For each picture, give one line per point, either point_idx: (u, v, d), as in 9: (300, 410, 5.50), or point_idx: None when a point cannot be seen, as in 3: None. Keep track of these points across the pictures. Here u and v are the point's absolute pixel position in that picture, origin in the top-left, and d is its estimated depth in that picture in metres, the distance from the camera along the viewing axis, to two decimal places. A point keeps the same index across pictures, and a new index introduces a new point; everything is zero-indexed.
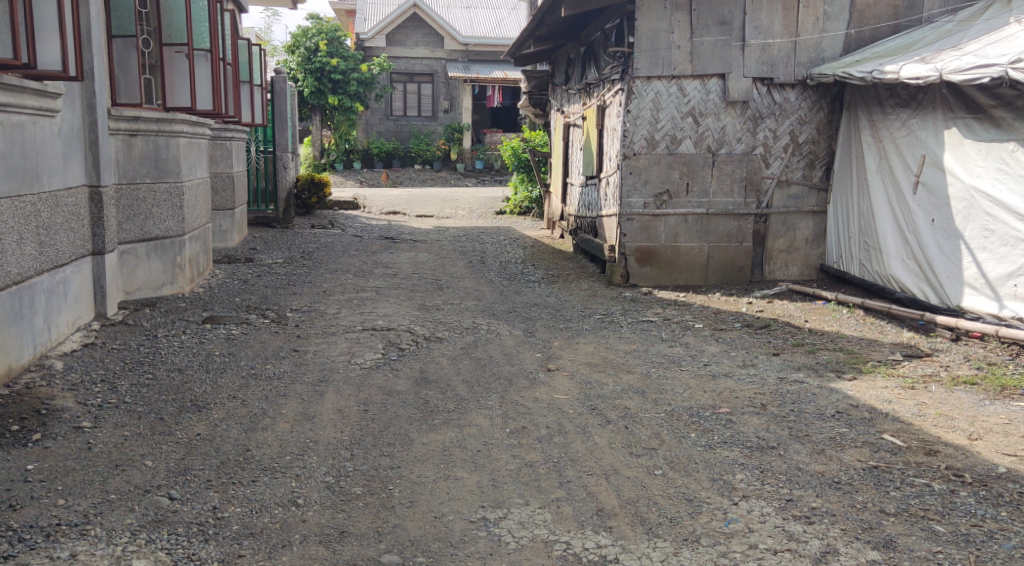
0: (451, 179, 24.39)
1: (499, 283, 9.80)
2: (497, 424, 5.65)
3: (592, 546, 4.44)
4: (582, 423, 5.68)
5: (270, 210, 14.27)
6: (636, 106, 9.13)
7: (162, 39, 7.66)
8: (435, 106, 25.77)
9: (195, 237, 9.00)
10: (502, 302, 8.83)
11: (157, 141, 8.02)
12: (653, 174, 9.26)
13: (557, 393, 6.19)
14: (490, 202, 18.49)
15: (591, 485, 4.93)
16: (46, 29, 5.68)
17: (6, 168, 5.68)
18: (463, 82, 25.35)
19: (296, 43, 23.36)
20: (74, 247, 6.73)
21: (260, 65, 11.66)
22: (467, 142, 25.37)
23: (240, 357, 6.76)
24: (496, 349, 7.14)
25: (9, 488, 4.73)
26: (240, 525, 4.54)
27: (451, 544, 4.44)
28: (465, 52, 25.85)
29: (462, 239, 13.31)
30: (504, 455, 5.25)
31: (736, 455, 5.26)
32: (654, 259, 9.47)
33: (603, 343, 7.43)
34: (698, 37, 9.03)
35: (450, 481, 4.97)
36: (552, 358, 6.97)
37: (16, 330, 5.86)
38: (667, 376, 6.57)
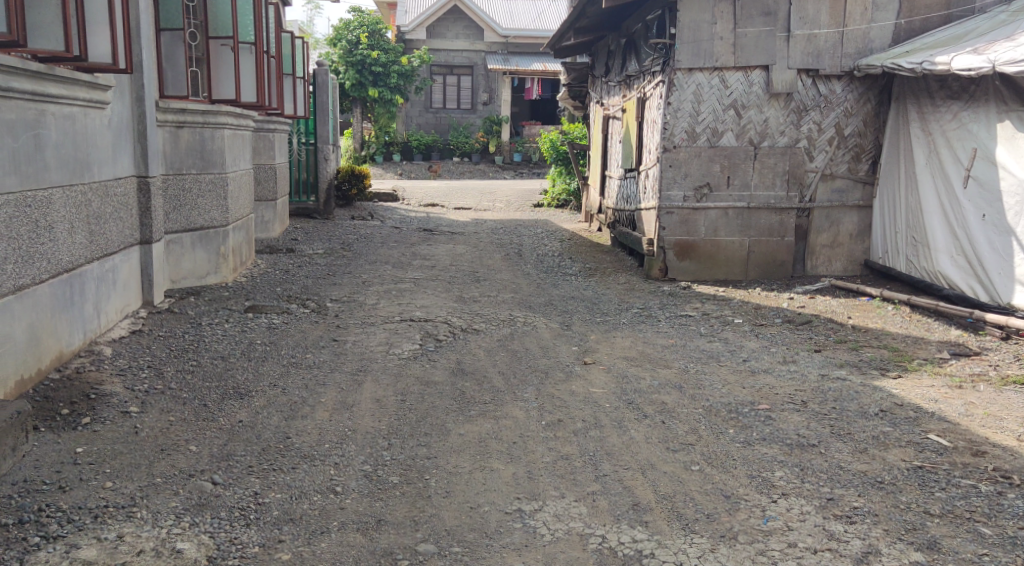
0: (488, 171, 24.51)
1: (536, 275, 9.87)
2: (534, 417, 5.70)
3: (628, 540, 4.48)
4: (619, 417, 5.72)
5: (311, 202, 14.37)
6: (676, 98, 9.14)
7: (208, 32, 7.78)
8: (473, 97, 25.86)
9: (239, 227, 9.15)
10: (538, 295, 8.87)
11: (202, 132, 8.15)
12: (693, 167, 9.26)
13: (594, 386, 6.23)
14: (527, 194, 18.54)
15: (627, 480, 4.97)
16: (96, 22, 5.80)
17: (59, 158, 5.79)
18: (502, 74, 25.26)
19: (338, 36, 23.51)
20: (122, 236, 6.87)
21: (302, 58, 11.79)
22: (506, 134, 25.36)
23: (281, 346, 6.88)
24: (533, 342, 7.19)
25: (59, 469, 4.85)
26: (281, 510, 4.63)
27: (486, 535, 4.50)
28: (504, 45, 25.90)
29: (500, 231, 13.37)
30: (541, 448, 5.30)
31: (776, 452, 5.27)
32: (694, 252, 9.46)
33: (641, 336, 7.46)
34: (742, 28, 8.98)
35: (487, 472, 5.03)
36: (589, 351, 7.02)
37: (66, 316, 5.99)
38: (705, 371, 6.58)
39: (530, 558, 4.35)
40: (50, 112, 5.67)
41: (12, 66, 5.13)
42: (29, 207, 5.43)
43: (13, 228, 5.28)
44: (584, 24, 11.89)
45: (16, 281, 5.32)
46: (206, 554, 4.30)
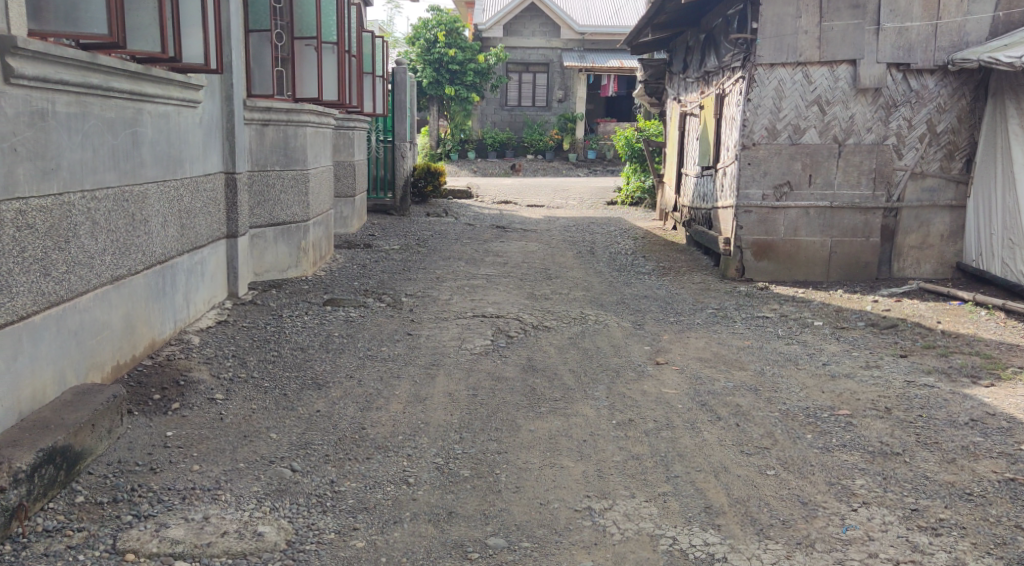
0: (561, 169, 24.58)
1: (608, 274, 9.92)
2: (604, 416, 5.78)
3: (700, 543, 4.53)
4: (692, 419, 5.76)
5: (389, 198, 14.62)
6: (757, 94, 9.13)
7: (294, 33, 8.03)
8: (549, 95, 25.99)
9: (319, 222, 9.40)
10: (610, 293, 8.93)
11: (286, 130, 8.40)
12: (773, 165, 9.24)
13: (666, 387, 6.29)
14: (599, 192, 18.60)
15: (699, 482, 5.02)
16: (190, 25, 6.03)
17: (154, 155, 6.04)
18: (577, 72, 25.33)
19: (417, 34, 23.99)
20: (210, 230, 7.14)
21: (382, 57, 12.01)
22: (580, 131, 25.37)
23: (358, 339, 7.07)
24: (604, 340, 7.26)
25: (150, 452, 5.08)
26: (355, 499, 4.79)
27: (556, 532, 4.59)
28: (580, 41, 25.99)
29: (572, 229, 13.43)
30: (611, 446, 5.38)
31: (857, 459, 5.27)
32: (772, 252, 9.44)
33: (715, 337, 7.47)
34: (828, 22, 8.89)
35: (556, 469, 5.12)
36: (661, 351, 7.07)
37: (159, 306, 6.26)
38: (782, 374, 6.58)
39: (599, 557, 4.43)
40: (146, 111, 5.91)
41: (115, 68, 5.33)
42: (126, 201, 5.68)
43: (112, 221, 5.52)
44: (663, 19, 11.89)
45: (114, 270, 5.56)
46: (285, 538, 4.45)
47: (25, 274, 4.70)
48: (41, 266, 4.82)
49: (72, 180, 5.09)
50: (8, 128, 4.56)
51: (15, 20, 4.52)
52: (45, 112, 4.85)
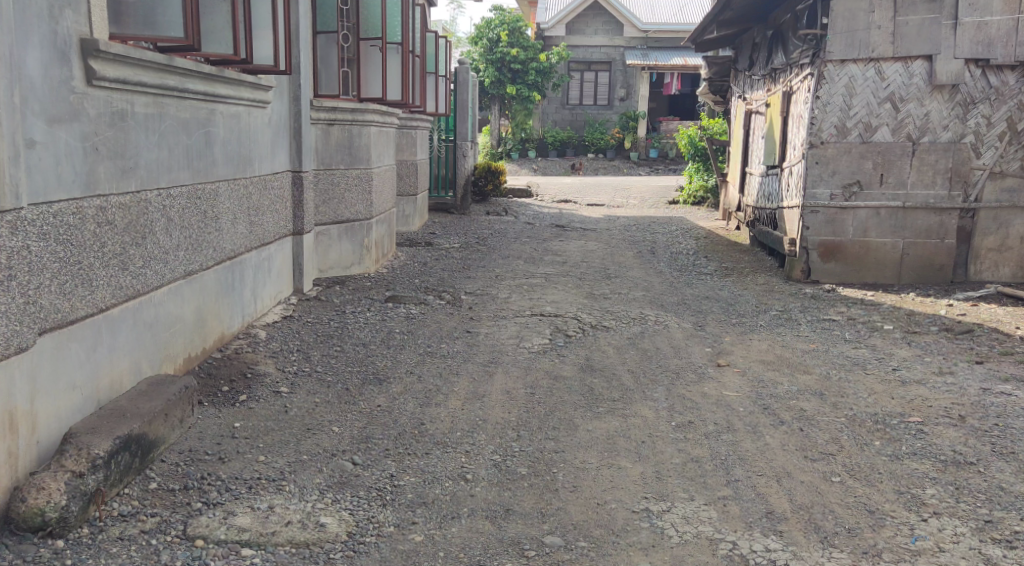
0: (622, 168, 24.56)
1: (669, 274, 9.92)
2: (664, 417, 5.82)
3: (761, 549, 4.49)
4: (754, 422, 5.76)
5: (450, 197, 14.79)
6: (827, 91, 9.10)
7: (359, 34, 8.15)
8: (611, 93, 26.01)
9: (382, 221, 9.56)
10: (671, 294, 8.93)
11: (351, 130, 8.55)
12: (842, 164, 9.18)
13: (727, 389, 6.29)
14: (660, 191, 18.58)
15: (761, 486, 5.01)
16: (262, 27, 6.19)
17: (225, 154, 6.22)
18: (640, 70, 25.38)
19: (480, 34, 24.19)
20: (278, 227, 7.33)
21: (446, 57, 12.13)
22: (642, 130, 25.24)
23: (418, 336, 7.19)
24: (664, 341, 7.27)
25: (219, 442, 5.24)
26: (414, 494, 4.87)
27: (613, 532, 4.60)
28: (644, 39, 25.98)
29: (632, 228, 13.43)
30: (670, 449, 5.41)
31: (928, 468, 5.21)
32: (839, 253, 9.38)
33: (777, 340, 7.44)
34: (902, 16, 8.80)
35: (614, 469, 5.17)
36: (723, 353, 7.06)
37: (228, 301, 6.44)
38: (849, 379, 6.54)
39: (657, 559, 4.42)
40: (218, 111, 6.08)
41: (190, 69, 5.50)
42: (199, 199, 5.85)
43: (185, 218, 5.70)
44: (730, 15, 11.84)
45: (187, 266, 5.74)
46: (346, 530, 4.54)
47: (105, 267, 4.87)
48: (119, 262, 5.00)
49: (148, 178, 5.27)
50: (90, 127, 4.73)
51: (96, 22, 4.69)
52: (124, 113, 5.01)
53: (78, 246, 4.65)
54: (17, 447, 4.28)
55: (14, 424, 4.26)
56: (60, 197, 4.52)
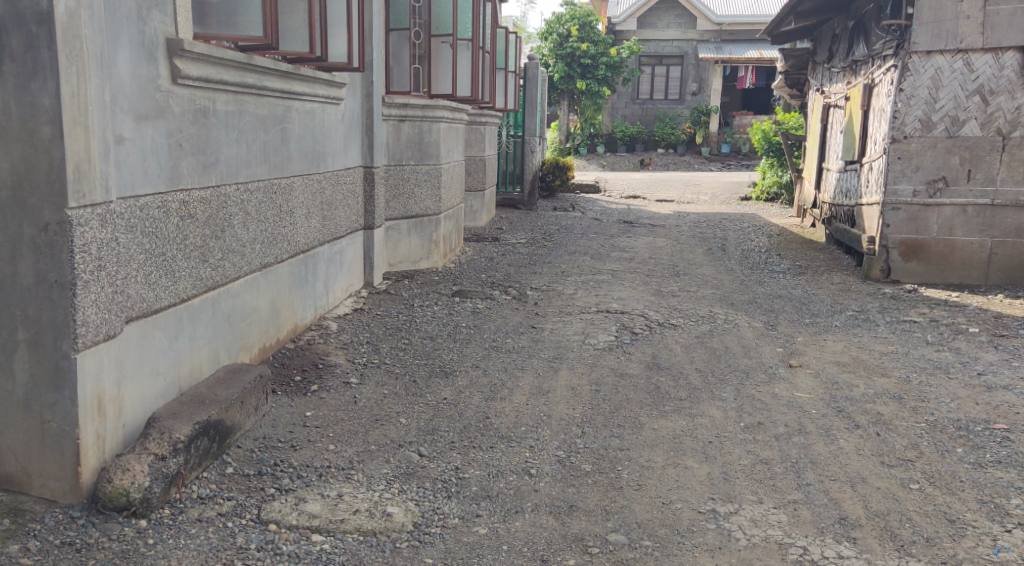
0: (693, 164, 24.43)
1: (739, 272, 9.87)
2: (732, 417, 5.81)
3: (833, 555, 4.45)
4: (827, 425, 5.73)
5: (517, 193, 14.90)
6: (911, 84, 8.95)
7: (431, 31, 8.33)
8: (682, 88, 25.93)
9: (450, 216, 9.67)
10: (741, 292, 8.89)
11: (421, 126, 8.65)
12: (927, 160, 9.01)
13: (798, 390, 6.26)
14: (733, 187, 18.44)
15: (834, 492, 4.96)
16: (337, 26, 6.31)
17: (300, 150, 6.37)
18: (713, 64, 25.09)
19: (550, 29, 24.33)
20: (350, 221, 7.49)
21: (516, 53, 12.15)
22: (715, 125, 25.33)
23: (484, 330, 7.27)
24: (733, 341, 7.25)
25: (291, 430, 5.39)
26: (479, 487, 4.95)
27: (679, 532, 4.61)
28: (718, 32, 25.73)
29: (702, 225, 13.36)
30: (738, 450, 5.40)
31: (1012, 477, 5.12)
32: (922, 253, 9.21)
33: (854, 342, 7.36)
34: (993, 6, 8.65)
35: (680, 469, 5.18)
36: (795, 354, 7.01)
37: (301, 293, 6.60)
38: (930, 383, 6.44)
39: (722, 560, 4.41)
40: (295, 108, 6.23)
41: (268, 68, 5.64)
42: (275, 194, 6.01)
43: (261, 212, 5.85)
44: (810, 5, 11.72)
45: (263, 259, 5.90)
46: (412, 520, 4.62)
47: (186, 259, 5.03)
48: (200, 254, 5.16)
49: (228, 173, 5.43)
50: (174, 124, 4.89)
51: (181, 23, 4.85)
52: (206, 110, 5.17)
53: (162, 239, 4.82)
54: (105, 430, 4.46)
55: (103, 408, 4.42)
56: (146, 191, 4.69)
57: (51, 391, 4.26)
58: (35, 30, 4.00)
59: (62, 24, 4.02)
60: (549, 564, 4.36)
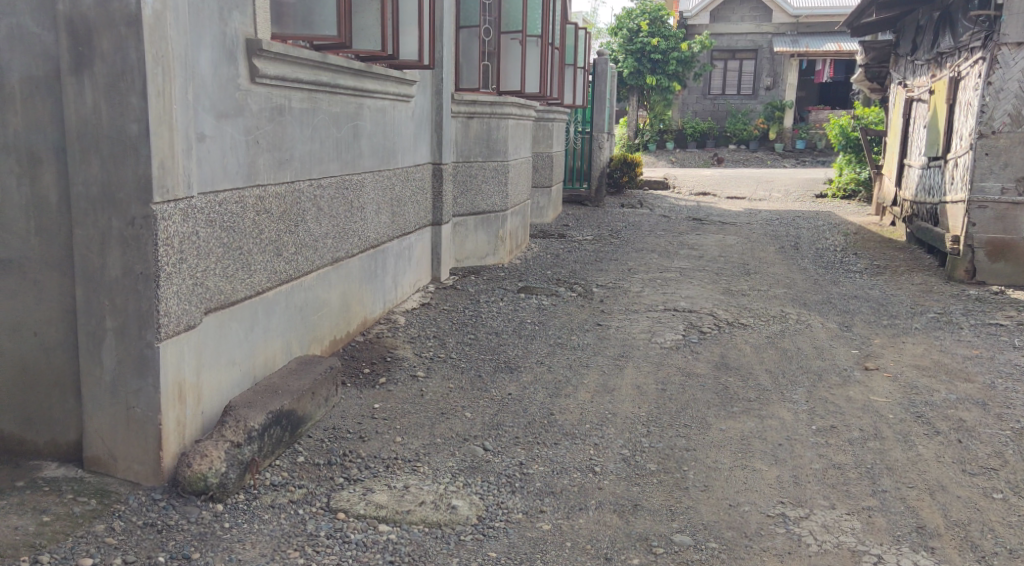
0: (766, 160, 24.17)
1: (812, 271, 9.76)
2: (803, 420, 5.77)
3: (908, 564, 4.39)
4: (905, 431, 5.65)
5: (584, 189, 14.94)
6: (1000, 77, 8.80)
7: (500, 28, 8.36)
8: (756, 82, 25.68)
9: (517, 212, 9.72)
10: (814, 291, 8.80)
11: (489, 122, 8.71)
12: (1016, 156, 8.84)
13: (875, 394, 6.19)
14: (809, 183, 18.22)
15: (912, 499, 4.90)
16: (408, 23, 6.39)
17: (371, 147, 6.49)
18: (790, 57, 24.90)
19: (620, 24, 24.29)
20: (418, 217, 7.59)
21: (585, 48, 12.13)
22: (788, 121, 25.15)
23: (549, 327, 7.32)
24: (805, 341, 7.19)
25: (360, 421, 5.50)
26: (543, 483, 5.00)
27: (746, 536, 4.58)
28: (794, 25, 25.43)
29: (775, 223, 13.20)
30: (809, 453, 5.36)
31: None
32: (1010, 253, 8.97)
33: (935, 345, 7.24)
34: None
35: (749, 471, 5.16)
36: (871, 356, 6.93)
37: (370, 287, 6.72)
38: (1015, 389, 6.30)
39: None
40: (366, 106, 6.34)
41: (341, 66, 5.75)
42: (347, 190, 6.13)
43: (333, 208, 5.97)
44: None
45: (334, 254, 6.02)
46: (476, 514, 4.69)
47: (262, 253, 5.17)
48: (274, 248, 5.29)
49: (302, 169, 5.56)
50: (252, 121, 5.02)
51: (260, 24, 4.98)
52: (282, 108, 5.30)
53: (239, 233, 4.95)
54: (185, 416, 4.61)
55: (183, 395, 4.57)
56: (225, 187, 4.82)
57: (136, 378, 4.42)
58: (124, 32, 4.14)
59: (149, 25, 4.16)
60: (613, 563, 4.39)
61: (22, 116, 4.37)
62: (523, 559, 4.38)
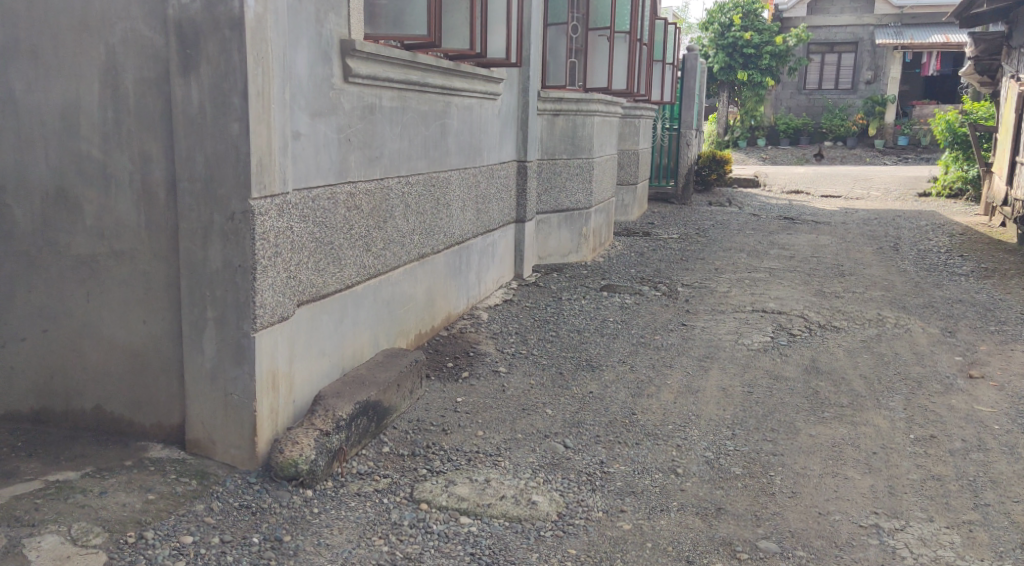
0: (865, 156, 23.66)
1: (912, 273, 9.53)
2: (900, 428, 5.67)
3: None
4: (1008, 443, 5.51)
5: (670, 186, 14.85)
6: None
7: (588, 24, 8.34)
8: (855, 76, 25.30)
9: (600, 210, 9.71)
10: (914, 294, 8.61)
11: (575, 119, 8.74)
12: None
13: (978, 404, 6.03)
14: (910, 181, 17.79)
15: (1015, 514, 4.77)
16: (496, 22, 6.46)
17: (458, 144, 6.58)
18: (893, 51, 24.49)
19: (711, 19, 24.04)
20: (502, 215, 7.67)
21: (674, 44, 12.06)
22: (890, 116, 24.60)
23: (632, 326, 7.32)
24: (904, 346, 7.05)
25: (442, 414, 5.60)
26: (623, 482, 5.02)
27: (836, 546, 4.53)
28: (898, 16, 25.00)
29: (873, 223, 12.92)
30: (906, 463, 5.27)
31: None
32: None
33: None
34: None
35: (840, 480, 5.09)
36: (974, 364, 6.75)
37: (454, 283, 6.81)
38: None
39: None
40: (454, 104, 6.43)
41: (431, 65, 5.85)
42: (434, 187, 6.23)
43: (420, 205, 6.07)
44: None
45: (420, 249, 6.13)
46: (556, 510, 4.73)
47: (352, 248, 5.30)
48: (364, 243, 5.41)
49: (392, 167, 5.67)
50: (345, 120, 5.15)
51: (355, 25, 5.11)
52: (373, 107, 5.42)
53: (330, 228, 5.08)
54: (278, 404, 4.76)
55: (276, 384, 4.72)
56: (318, 184, 4.96)
57: (234, 365, 4.58)
58: (228, 35, 4.30)
59: (251, 29, 4.31)
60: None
61: (133, 116, 4.54)
62: (603, 558, 4.40)
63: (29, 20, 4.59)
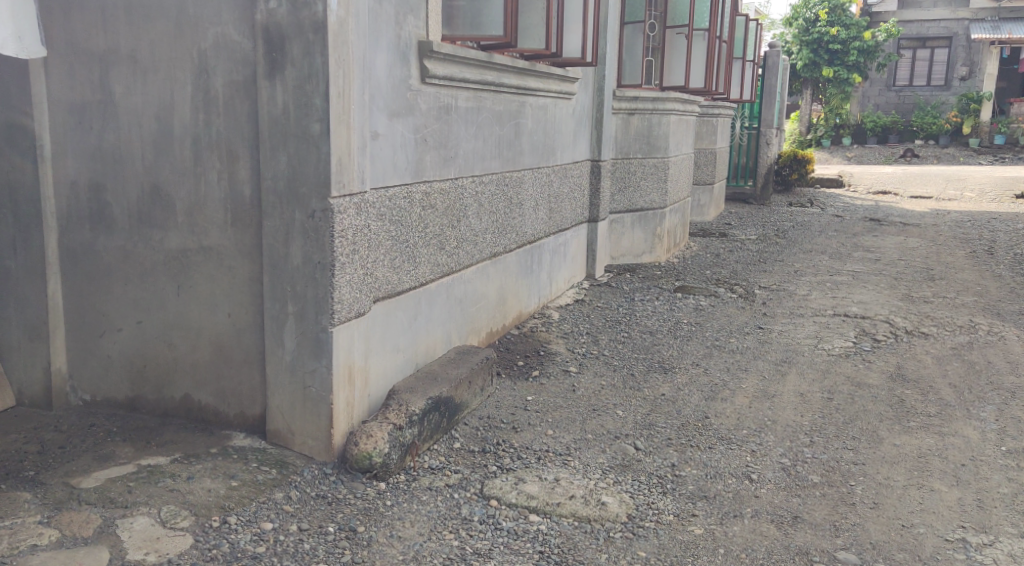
0: (958, 155, 23.04)
1: (1006, 278, 9.24)
2: (990, 440, 5.51)
3: None
4: None
5: (749, 186, 14.69)
6: None
7: (666, 23, 8.30)
8: (949, 72, 24.73)
9: (675, 210, 9.64)
10: (1008, 300, 8.34)
11: (651, 118, 8.71)
12: None
13: None
14: (1004, 182, 17.22)
15: None
16: (573, 22, 6.45)
17: (532, 144, 6.60)
18: (989, 45, 23.86)
19: (795, 15, 23.66)
20: (575, 214, 7.68)
21: (755, 41, 11.89)
22: (983, 114, 23.72)
23: (706, 328, 7.26)
24: (995, 354, 6.85)
25: (513, 412, 5.63)
26: (696, 486, 4.99)
27: (920, 559, 4.43)
28: (995, 10, 24.26)
29: (963, 225, 12.57)
30: (997, 476, 5.12)
31: None
32: None
33: None
34: None
35: (925, 492, 4.97)
36: None
37: (526, 282, 6.85)
38: None
39: None
40: (529, 103, 6.46)
41: (507, 65, 5.88)
42: (507, 186, 6.27)
43: (493, 204, 6.11)
44: None
45: (494, 248, 6.18)
46: (627, 512, 4.72)
47: (427, 246, 5.37)
48: (438, 242, 5.48)
49: (466, 166, 5.73)
50: (421, 120, 5.22)
51: (432, 26, 5.18)
52: (449, 107, 5.48)
53: (406, 226, 5.15)
54: (353, 398, 4.85)
55: (352, 378, 4.81)
56: (395, 183, 5.04)
57: (312, 359, 4.68)
58: (312, 38, 4.39)
59: (334, 31, 4.40)
60: None
61: (223, 115, 4.67)
62: (674, 562, 4.38)
63: (126, 25, 4.76)
